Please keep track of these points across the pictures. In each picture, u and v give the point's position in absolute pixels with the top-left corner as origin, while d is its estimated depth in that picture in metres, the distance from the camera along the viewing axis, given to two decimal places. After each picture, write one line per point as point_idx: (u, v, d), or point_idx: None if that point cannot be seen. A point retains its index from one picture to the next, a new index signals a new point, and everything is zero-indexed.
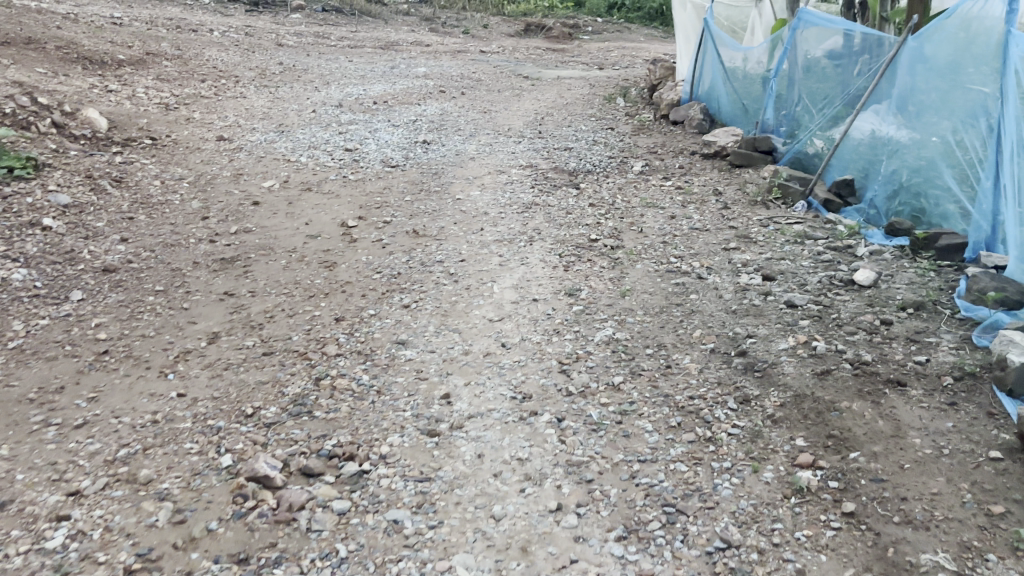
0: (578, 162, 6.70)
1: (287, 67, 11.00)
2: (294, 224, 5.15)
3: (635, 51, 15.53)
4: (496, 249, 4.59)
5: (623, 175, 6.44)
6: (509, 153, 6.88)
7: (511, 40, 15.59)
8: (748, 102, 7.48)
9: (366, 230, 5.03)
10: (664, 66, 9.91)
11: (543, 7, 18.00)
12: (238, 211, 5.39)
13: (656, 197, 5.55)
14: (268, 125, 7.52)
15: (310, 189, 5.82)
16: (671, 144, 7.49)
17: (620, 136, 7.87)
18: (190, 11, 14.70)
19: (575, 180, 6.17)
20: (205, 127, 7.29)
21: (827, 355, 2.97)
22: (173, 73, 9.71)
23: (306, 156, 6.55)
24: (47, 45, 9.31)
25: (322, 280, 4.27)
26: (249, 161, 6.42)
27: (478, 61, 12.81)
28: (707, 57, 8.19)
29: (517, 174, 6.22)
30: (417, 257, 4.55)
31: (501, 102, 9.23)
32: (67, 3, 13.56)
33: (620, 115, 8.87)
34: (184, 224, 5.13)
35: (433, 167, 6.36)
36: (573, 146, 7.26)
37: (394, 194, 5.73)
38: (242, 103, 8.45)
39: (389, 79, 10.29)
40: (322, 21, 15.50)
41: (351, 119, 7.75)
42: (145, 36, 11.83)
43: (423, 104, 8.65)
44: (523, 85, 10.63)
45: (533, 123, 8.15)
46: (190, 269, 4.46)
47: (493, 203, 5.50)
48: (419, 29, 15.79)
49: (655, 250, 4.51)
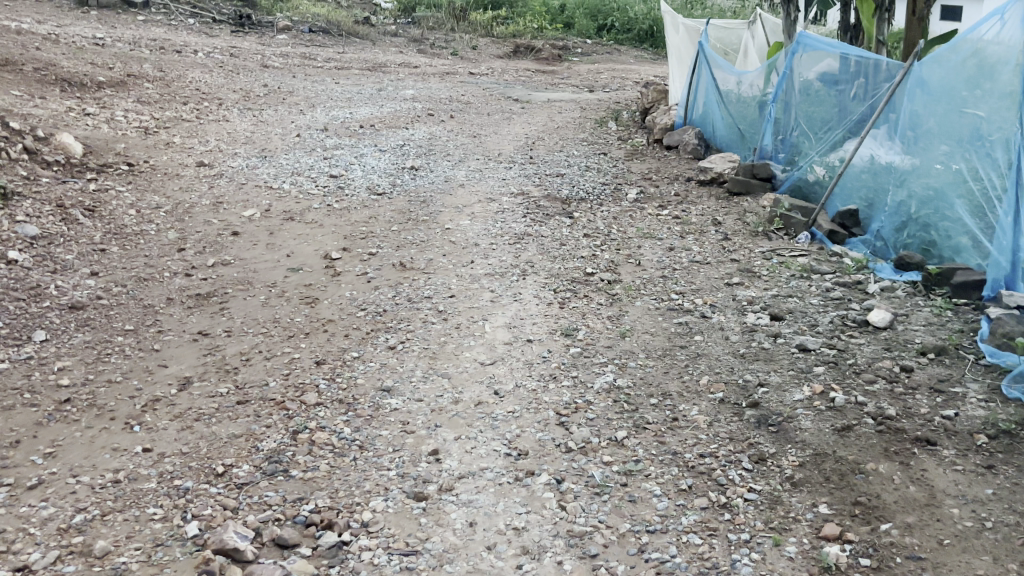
0: (571, 189, 6.51)
1: (273, 89, 10.80)
2: (275, 256, 4.92)
3: (625, 73, 15.42)
4: (488, 284, 4.38)
5: (618, 203, 6.25)
6: (500, 179, 6.69)
7: (500, 62, 15.47)
8: (745, 126, 7.33)
9: (351, 262, 4.80)
10: (657, 89, 9.77)
11: (532, 28, 17.90)
12: (217, 242, 5.16)
13: (653, 227, 5.36)
14: (250, 150, 7.30)
15: (293, 218, 5.60)
16: (665, 169, 7.32)
17: (613, 161, 7.70)
18: (175, 32, 14.51)
19: (569, 209, 5.98)
20: (185, 152, 7.06)
21: (846, 409, 2.81)
22: (155, 96, 9.49)
23: (290, 183, 6.32)
24: (24, 67, 9.07)
25: (304, 318, 4.04)
26: (230, 188, 6.19)
27: (467, 83, 12.65)
28: (701, 79, 8.04)
29: (509, 202, 6.02)
30: (405, 292, 4.33)
31: (491, 126, 9.05)
32: (49, 23, 13.34)
33: (613, 139, 8.70)
34: (159, 257, 4.89)
35: (421, 194, 6.14)
36: (565, 172, 7.08)
37: (380, 223, 5.51)
38: (225, 127, 8.23)
39: (376, 102, 10.10)
40: (309, 42, 15.33)
41: (337, 144, 7.53)
42: (128, 58, 11.61)
43: (411, 128, 8.46)
44: (512, 108, 10.46)
45: (524, 148, 7.96)
46: (163, 307, 4.21)
47: (484, 233, 5.29)
48: (407, 50, 15.64)
49: (654, 284, 4.32)
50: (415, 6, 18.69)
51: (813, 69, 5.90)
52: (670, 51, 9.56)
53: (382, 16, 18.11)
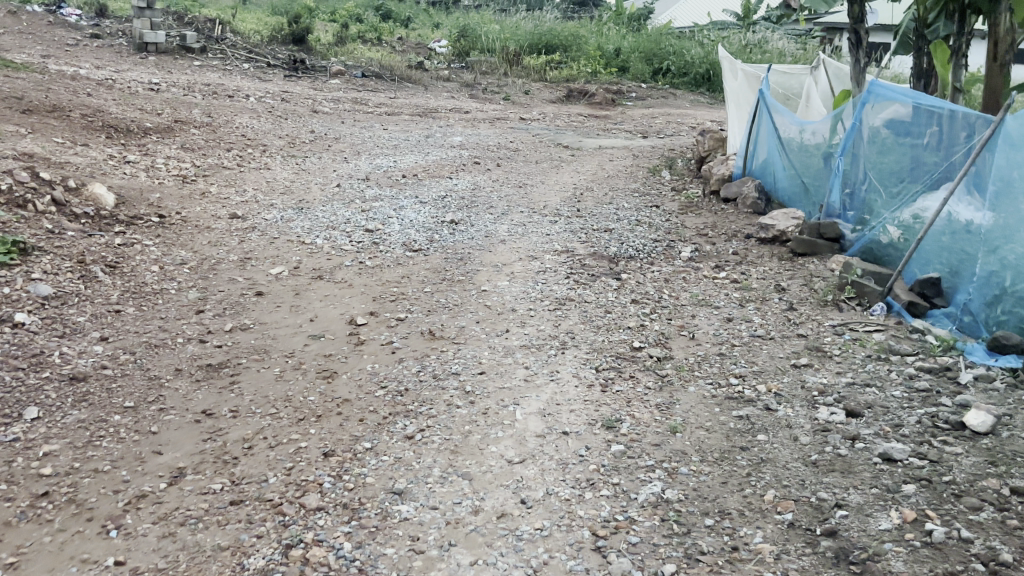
0: (619, 246, 6.08)
1: (320, 135, 10.66)
2: (296, 320, 4.58)
3: (680, 119, 15.01)
4: (523, 357, 3.95)
5: (670, 263, 5.80)
6: (544, 234, 6.29)
7: (551, 107, 15.22)
8: (809, 179, 6.84)
9: (376, 328, 4.42)
10: (714, 136, 9.31)
11: (586, 72, 17.64)
12: (239, 303, 4.85)
13: (709, 293, 4.89)
14: (288, 201, 7.06)
15: (321, 277, 5.27)
16: (723, 225, 6.85)
17: (665, 214, 7.25)
18: (229, 77, 14.61)
19: (617, 268, 5.55)
20: (220, 203, 6.85)
21: (947, 547, 2.35)
22: (200, 142, 9.39)
23: (322, 237, 6.01)
24: (71, 113, 9.06)
25: (316, 397, 3.66)
26: (260, 242, 5.91)
27: (517, 129, 12.37)
28: (761, 128, 7.57)
29: (551, 260, 5.61)
30: (431, 365, 3.92)
31: (538, 175, 8.70)
32: (106, 69, 13.53)
33: (666, 190, 8.26)
34: (175, 320, 4.58)
35: (459, 251, 5.77)
36: (614, 226, 6.65)
37: (413, 284, 5.14)
38: (266, 175, 8.04)
39: (423, 149, 9.85)
40: (361, 87, 15.30)
41: (377, 195, 7.25)
42: (179, 103, 11.63)
43: (456, 177, 8.15)
44: (562, 156, 10.10)
45: (571, 199, 7.57)
46: (170, 380, 3.87)
47: (523, 294, 4.89)
48: (458, 96, 15.50)
49: (710, 363, 3.85)
50: (469, 50, 18.63)
51: (880, 115, 5.41)
52: (729, 98, 9.14)
53: (435, 61, 18.08)
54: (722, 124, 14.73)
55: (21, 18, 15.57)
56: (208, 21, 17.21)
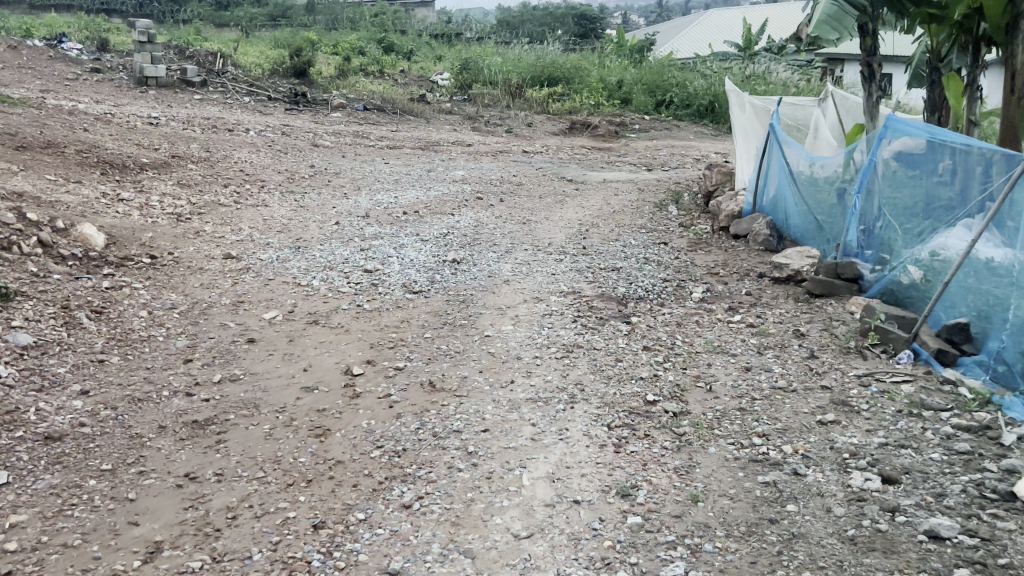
0: (628, 286, 5.85)
1: (320, 170, 10.49)
2: (289, 370, 4.34)
3: (685, 151, 14.85)
4: (529, 412, 3.70)
5: (682, 305, 5.57)
6: (550, 274, 6.06)
7: (555, 140, 15.08)
8: (822, 214, 6.63)
9: (373, 378, 4.18)
10: (721, 170, 9.11)
11: (588, 104, 17.53)
12: (230, 351, 4.61)
13: (724, 338, 4.65)
14: (284, 239, 6.84)
15: (317, 321, 5.03)
16: (734, 263, 6.61)
17: (674, 251, 7.02)
18: (229, 111, 14.51)
19: (627, 311, 5.32)
20: (215, 242, 6.64)
21: None
22: (197, 179, 9.23)
23: (319, 278, 5.78)
24: (66, 149, 8.90)
25: (307, 458, 3.41)
26: (254, 285, 5.68)
27: (519, 162, 12.21)
28: (771, 161, 7.37)
29: (558, 302, 5.37)
30: (431, 421, 3.66)
31: (542, 211, 8.49)
32: (106, 103, 13.44)
33: (674, 226, 8.04)
34: (162, 370, 4.34)
35: (461, 292, 5.53)
36: (622, 265, 6.42)
37: (413, 328, 4.90)
38: (263, 212, 7.84)
39: (424, 184, 9.67)
40: (362, 120, 15.19)
41: (376, 233, 7.04)
42: (178, 138, 11.49)
43: (458, 214, 7.94)
44: (566, 190, 9.91)
45: (576, 236, 7.35)
46: (152, 437, 3.62)
47: (529, 339, 4.65)
48: (461, 128, 15.38)
49: (730, 418, 3.60)
50: (471, 82, 18.56)
51: (897, 148, 5.19)
52: (736, 131, 8.97)
53: (437, 94, 18.00)
54: (727, 156, 14.56)
55: (22, 53, 15.50)
56: (209, 55, 17.18)
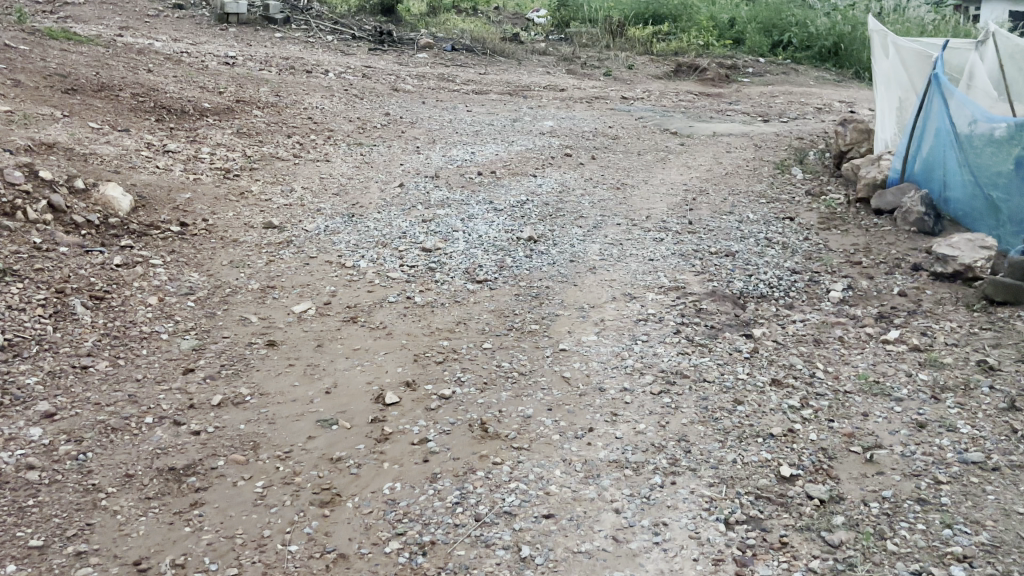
0: (746, 280, 4.67)
1: (395, 118, 9.51)
2: (307, 391, 3.41)
3: (805, 98, 13.22)
4: (611, 486, 2.67)
5: (817, 310, 4.37)
6: (647, 260, 4.94)
7: (658, 84, 13.66)
8: (998, 188, 5.30)
9: (410, 411, 3.20)
10: (858, 127, 7.68)
11: (697, 45, 15.91)
12: (243, 359, 3.71)
13: (882, 368, 3.47)
14: (338, 204, 5.91)
15: (354, 319, 4.08)
16: (879, 250, 5.33)
17: (801, 231, 5.77)
18: (310, 50, 13.66)
19: (746, 318, 4.17)
20: (258, 207, 5.76)
21: None
22: (260, 128, 8.40)
23: (367, 258, 4.83)
24: (121, 92, 8.19)
25: (300, 546, 2.50)
26: (291, 264, 4.77)
27: (617, 111, 10.93)
28: (928, 117, 5.89)
29: (656, 300, 4.28)
30: (474, 491, 2.68)
31: (642, 173, 7.28)
32: (183, 41, 12.77)
33: (799, 195, 6.73)
34: (153, 384, 3.48)
35: (534, 285, 4.49)
36: (738, 249, 5.23)
37: (470, 334, 3.90)
38: (322, 169, 6.93)
39: (507, 137, 8.57)
40: (448, 62, 14.09)
41: (443, 199, 6.03)
42: (248, 80, 10.67)
43: (542, 176, 6.84)
44: (670, 146, 8.65)
45: (681, 206, 6.16)
46: (111, 492, 2.76)
47: (617, 359, 3.58)
48: (555, 71, 14.10)
49: (906, 519, 2.48)
50: (569, 20, 17.17)
51: None
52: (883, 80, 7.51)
53: (532, 32, 16.69)
54: (853, 106, 12.87)
55: None
56: None
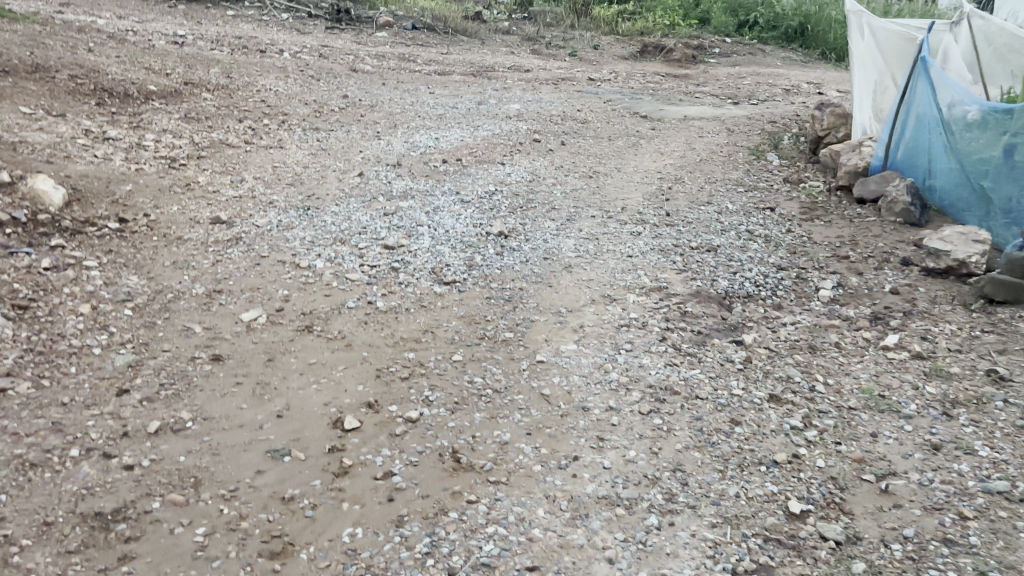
0: (731, 278, 4.39)
1: (354, 100, 9.07)
2: (257, 416, 3.05)
3: (773, 80, 13.01)
4: (602, 530, 2.37)
5: (807, 311, 4.11)
6: (625, 257, 4.63)
7: (624, 65, 13.34)
8: (987, 176, 5.09)
9: (372, 439, 2.87)
10: (834, 112, 7.44)
11: (663, 24, 15.61)
12: (184, 377, 3.33)
13: (886, 379, 3.21)
14: (292, 196, 5.52)
15: (310, 328, 3.72)
16: (865, 243, 5.09)
17: (783, 222, 5.51)
18: (264, 29, 13.09)
19: (734, 322, 3.89)
20: (206, 200, 5.34)
21: None
22: (210, 112, 7.93)
23: (325, 258, 4.46)
24: (58, 74, 7.64)
25: None
26: (241, 265, 4.39)
27: (584, 93, 10.60)
28: (911, 101, 5.64)
29: (638, 303, 3.98)
30: (446, 538, 2.37)
31: (614, 160, 6.97)
32: (128, 18, 12.13)
33: (777, 183, 6.48)
34: (81, 407, 3.08)
35: (507, 286, 4.17)
36: (719, 243, 4.95)
37: (438, 344, 3.56)
38: (275, 157, 6.51)
39: (472, 121, 8.20)
40: (409, 41, 13.62)
41: (406, 189, 5.67)
42: (197, 61, 10.13)
43: (510, 164, 6.49)
44: (641, 131, 8.35)
45: (657, 196, 5.86)
46: (26, 545, 2.38)
47: (600, 372, 3.27)
48: (519, 51, 13.71)
49: (934, 564, 2.22)
50: None
51: None
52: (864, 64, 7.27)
53: (495, 11, 16.25)
54: (821, 88, 12.69)
55: None
56: None
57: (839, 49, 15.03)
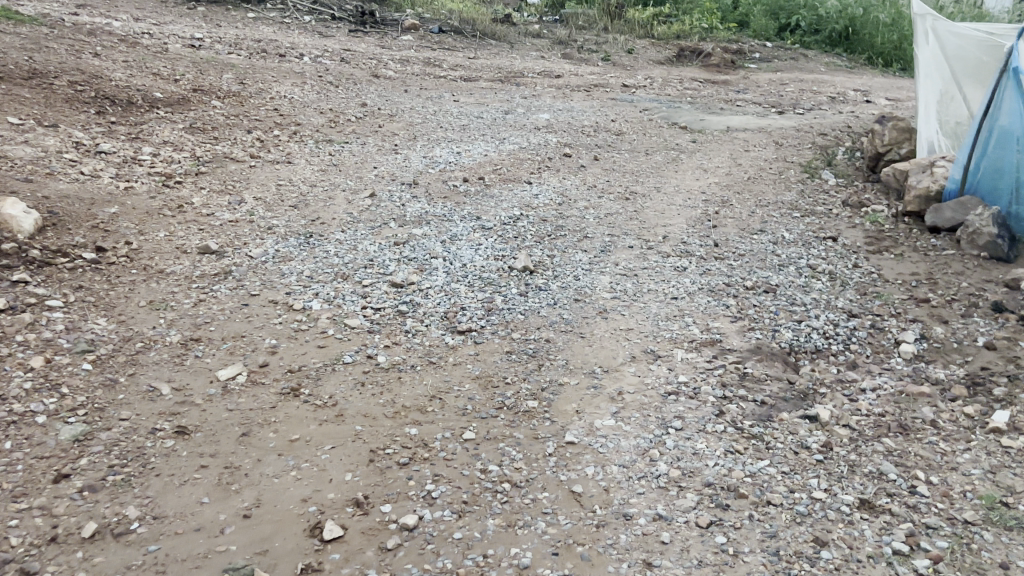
0: (795, 328, 3.76)
1: (373, 109, 8.52)
2: (218, 515, 2.48)
3: (817, 87, 12.28)
4: None
5: (888, 372, 3.47)
6: (669, 298, 4.01)
7: (660, 71, 12.68)
8: None
9: (357, 555, 2.30)
10: (897, 125, 6.73)
11: (700, 28, 14.92)
12: (140, 457, 2.75)
13: (1005, 477, 2.57)
14: (295, 220, 4.96)
15: (296, 391, 3.13)
16: (946, 281, 4.41)
17: (848, 255, 4.84)
18: (285, 32, 12.61)
19: (802, 388, 3.26)
20: (198, 224, 4.80)
21: None
22: (218, 122, 7.42)
23: (322, 297, 3.89)
24: (58, 80, 7.17)
25: None
26: (226, 306, 3.82)
27: (619, 101, 9.96)
28: (997, 115, 4.94)
29: (687, 361, 3.35)
30: None
31: (653, 178, 6.34)
32: (146, 21, 11.71)
33: (836, 207, 5.80)
34: (6, 498, 2.50)
35: (532, 336, 3.55)
36: (777, 281, 4.31)
37: (446, 417, 2.95)
38: (281, 173, 5.96)
39: (498, 132, 7.61)
40: (435, 45, 13.07)
41: (421, 213, 5.09)
42: (211, 66, 9.64)
43: (538, 183, 5.89)
44: (681, 144, 7.71)
45: (701, 222, 5.23)
46: None
47: (644, 461, 2.66)
48: (549, 56, 13.09)
49: None
50: (564, 2, 16.14)
51: None
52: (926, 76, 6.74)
53: (525, 13, 15.66)
54: (869, 95, 11.93)
55: None
56: None
57: (886, 53, 14.22)
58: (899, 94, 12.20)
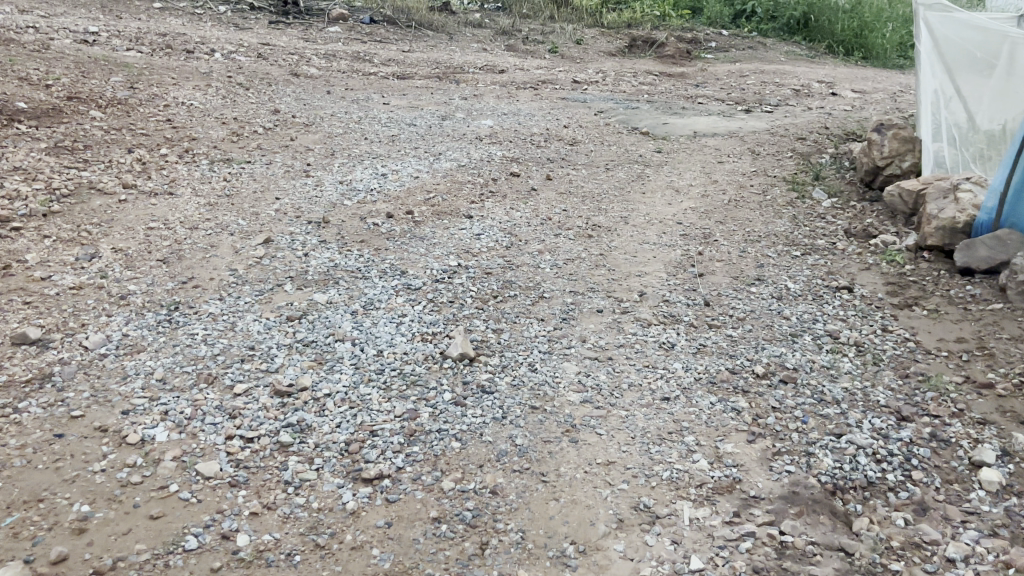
0: (834, 447, 2.73)
1: (286, 116, 7.30)
2: None
3: (780, 78, 11.35)
4: None
5: (973, 517, 2.48)
6: (658, 401, 2.95)
7: (612, 63, 11.66)
8: None
9: None
10: (899, 134, 5.74)
11: (653, 16, 13.93)
12: None
13: None
14: (161, 283, 3.78)
15: None
16: (1003, 352, 3.44)
17: (870, 311, 3.85)
18: (195, 23, 11.24)
19: (864, 565, 2.25)
20: (24, 295, 3.58)
21: None
22: (94, 138, 6.16)
23: (174, 420, 2.73)
24: None
25: None
26: (29, 440, 2.64)
27: (570, 101, 8.89)
28: None
29: (696, 524, 2.31)
30: None
31: (618, 203, 5.29)
32: (32, 13, 10.24)
33: (840, 239, 4.82)
34: None
35: (471, 481, 2.46)
36: (794, 361, 3.29)
37: None
38: (158, 210, 4.76)
39: (431, 145, 6.47)
40: (366, 37, 11.81)
41: (328, 267, 3.95)
42: (99, 65, 8.28)
43: (479, 215, 4.79)
44: (645, 154, 6.67)
45: (683, 269, 4.19)
46: None
47: None
48: (492, 48, 11.94)
49: None
50: None
51: None
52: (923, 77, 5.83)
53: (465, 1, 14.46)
54: (835, 87, 11.05)
55: None
56: None
57: (847, 41, 13.33)
58: (865, 85, 11.34)
